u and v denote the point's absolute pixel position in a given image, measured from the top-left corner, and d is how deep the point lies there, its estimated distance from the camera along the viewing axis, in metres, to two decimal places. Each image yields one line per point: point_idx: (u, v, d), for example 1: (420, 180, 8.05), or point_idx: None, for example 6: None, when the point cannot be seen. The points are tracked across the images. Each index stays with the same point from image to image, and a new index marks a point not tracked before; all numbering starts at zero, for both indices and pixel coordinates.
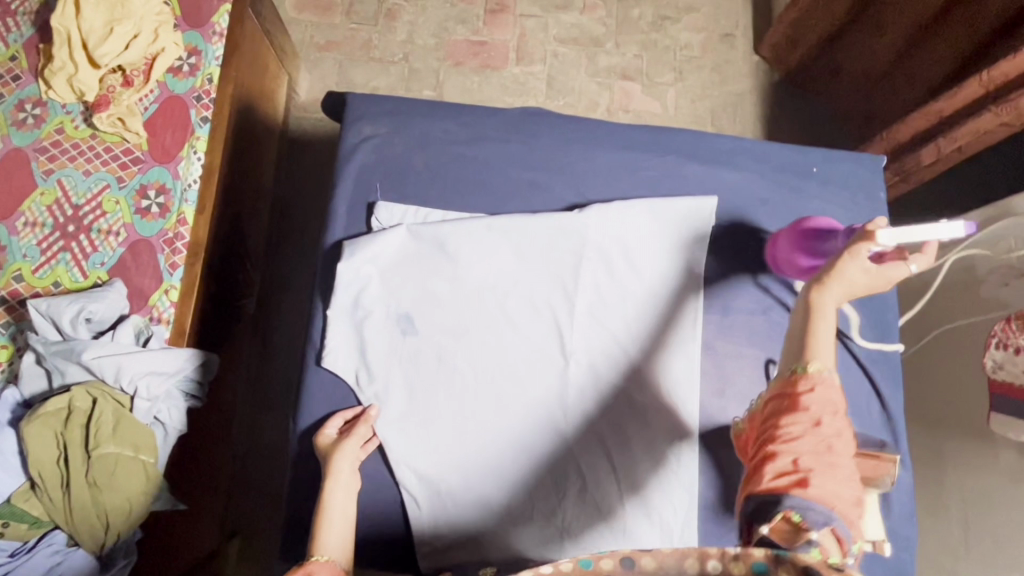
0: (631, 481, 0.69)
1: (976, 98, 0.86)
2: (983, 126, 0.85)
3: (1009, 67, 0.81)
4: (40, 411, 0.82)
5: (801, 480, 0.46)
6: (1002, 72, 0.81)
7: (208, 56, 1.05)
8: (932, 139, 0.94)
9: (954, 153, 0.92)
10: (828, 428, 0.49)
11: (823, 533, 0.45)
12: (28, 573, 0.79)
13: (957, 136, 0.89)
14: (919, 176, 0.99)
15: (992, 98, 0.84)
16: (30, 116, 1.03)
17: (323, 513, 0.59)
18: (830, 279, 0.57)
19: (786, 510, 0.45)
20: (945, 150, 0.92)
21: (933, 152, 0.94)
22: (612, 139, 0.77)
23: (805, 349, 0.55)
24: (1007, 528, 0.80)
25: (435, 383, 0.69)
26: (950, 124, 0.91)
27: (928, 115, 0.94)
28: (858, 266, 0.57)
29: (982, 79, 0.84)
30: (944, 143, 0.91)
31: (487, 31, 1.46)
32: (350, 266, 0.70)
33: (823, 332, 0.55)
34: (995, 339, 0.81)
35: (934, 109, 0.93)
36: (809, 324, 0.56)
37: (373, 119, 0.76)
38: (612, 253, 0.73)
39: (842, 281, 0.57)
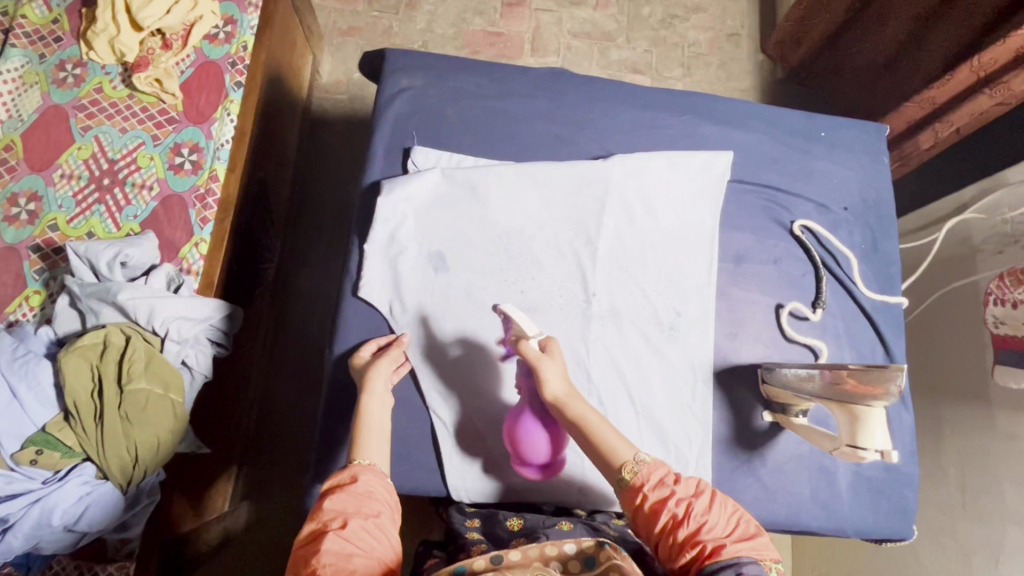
0: (649, 414, 0.73)
1: (968, 83, 0.90)
2: (978, 108, 0.90)
3: (998, 52, 0.85)
4: (76, 343, 0.85)
5: (714, 550, 0.49)
6: (993, 56, 0.86)
7: (244, 25, 1.10)
8: (929, 124, 0.99)
9: (952, 135, 0.96)
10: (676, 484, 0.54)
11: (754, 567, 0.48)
12: (61, 500, 0.81)
13: (953, 119, 0.94)
14: (919, 160, 1.04)
15: (984, 83, 0.88)
16: (70, 75, 1.05)
17: (362, 420, 0.63)
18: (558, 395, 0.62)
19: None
20: (942, 133, 0.97)
21: (930, 137, 0.99)
22: (633, 100, 0.82)
23: (609, 456, 0.57)
24: (1002, 478, 0.84)
25: (464, 316, 0.73)
26: (945, 109, 0.96)
27: (923, 103, 0.97)
28: (546, 357, 0.64)
29: (974, 65, 0.88)
30: (942, 127, 0.96)
31: (503, 24, 1.52)
32: (388, 204, 0.74)
33: (597, 427, 0.59)
34: (991, 297, 0.87)
35: (927, 97, 0.97)
36: (591, 452, 0.59)
37: (409, 73, 0.80)
38: (633, 201, 0.77)
39: (559, 389, 0.62)
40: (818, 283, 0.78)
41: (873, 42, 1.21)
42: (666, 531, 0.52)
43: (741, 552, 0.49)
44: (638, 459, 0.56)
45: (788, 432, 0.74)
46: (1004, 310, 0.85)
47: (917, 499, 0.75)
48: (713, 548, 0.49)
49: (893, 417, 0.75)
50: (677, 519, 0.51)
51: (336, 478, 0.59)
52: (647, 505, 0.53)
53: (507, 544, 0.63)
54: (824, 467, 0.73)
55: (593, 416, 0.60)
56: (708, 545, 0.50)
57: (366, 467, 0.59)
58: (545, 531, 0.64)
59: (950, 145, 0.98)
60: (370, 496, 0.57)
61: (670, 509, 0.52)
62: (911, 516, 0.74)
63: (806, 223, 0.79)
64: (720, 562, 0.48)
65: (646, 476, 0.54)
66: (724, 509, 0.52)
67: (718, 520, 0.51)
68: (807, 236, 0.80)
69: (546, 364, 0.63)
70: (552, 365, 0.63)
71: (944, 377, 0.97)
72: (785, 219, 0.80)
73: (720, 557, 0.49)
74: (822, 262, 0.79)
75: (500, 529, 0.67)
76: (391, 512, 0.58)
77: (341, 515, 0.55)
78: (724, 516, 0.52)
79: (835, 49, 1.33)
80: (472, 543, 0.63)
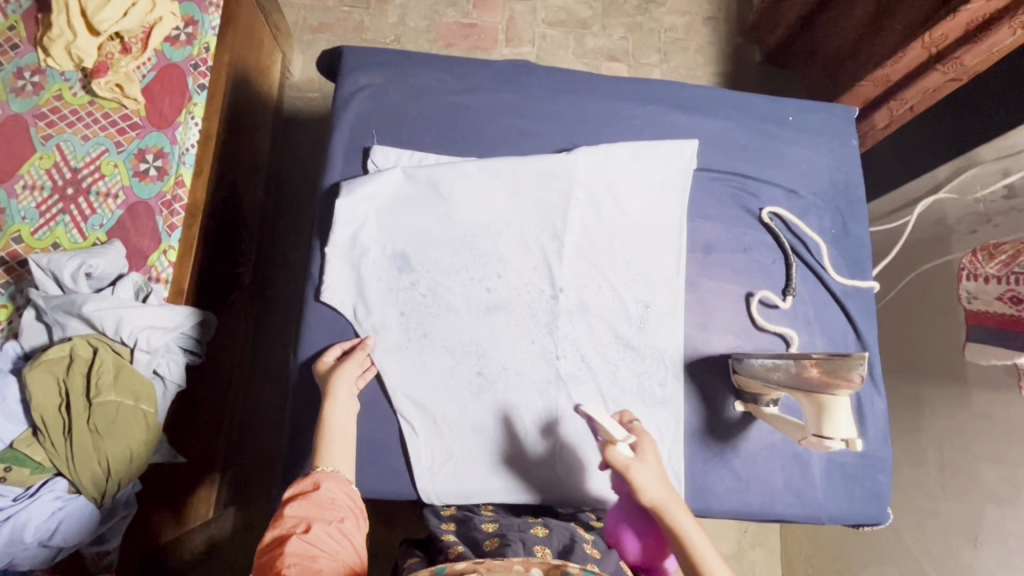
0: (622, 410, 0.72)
1: (921, 59, 0.93)
2: (931, 84, 0.93)
3: (946, 28, 0.86)
4: (41, 358, 0.83)
5: None
6: (944, 32, 0.87)
7: (205, 26, 1.07)
8: (884, 102, 1.02)
9: (907, 111, 1.00)
10: None
11: None
12: (32, 516, 0.80)
13: (908, 97, 0.98)
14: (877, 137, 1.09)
15: (935, 58, 0.91)
16: (28, 83, 1.03)
17: (325, 427, 0.64)
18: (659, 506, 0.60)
19: None
20: (897, 110, 1.01)
21: (886, 115, 1.03)
22: (598, 90, 0.81)
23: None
24: (978, 456, 0.84)
25: (430, 316, 0.72)
26: (899, 86, 0.99)
27: (879, 81, 1.02)
28: (639, 463, 0.62)
29: (924, 42, 0.90)
30: (897, 105, 1.00)
31: (477, 15, 1.49)
32: (347, 205, 0.73)
33: (696, 547, 0.57)
34: (964, 272, 0.82)
35: (882, 74, 1.00)
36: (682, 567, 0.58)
37: (368, 70, 0.79)
38: (599, 193, 0.76)
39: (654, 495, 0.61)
40: (788, 270, 0.77)
41: (842, 25, 1.19)
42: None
43: None
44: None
45: (761, 422, 0.73)
46: (977, 284, 0.80)
47: (892, 483, 0.74)
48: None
49: (865, 402, 0.75)
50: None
51: (299, 486, 0.58)
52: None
53: (481, 547, 0.63)
54: (797, 456, 0.73)
55: (694, 532, 0.59)
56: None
57: (329, 474, 0.59)
58: (519, 534, 0.64)
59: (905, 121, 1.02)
60: (332, 503, 0.57)
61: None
62: (886, 500, 0.74)
63: (775, 210, 0.78)
64: None
65: None
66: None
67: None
68: (776, 222, 0.79)
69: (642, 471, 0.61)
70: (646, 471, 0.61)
71: (919, 358, 0.97)
72: (754, 207, 0.79)
73: None
74: (792, 248, 0.78)
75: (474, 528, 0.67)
76: (356, 518, 0.57)
77: (304, 521, 0.54)
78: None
79: (811, 32, 1.31)
80: (449, 544, 0.63)
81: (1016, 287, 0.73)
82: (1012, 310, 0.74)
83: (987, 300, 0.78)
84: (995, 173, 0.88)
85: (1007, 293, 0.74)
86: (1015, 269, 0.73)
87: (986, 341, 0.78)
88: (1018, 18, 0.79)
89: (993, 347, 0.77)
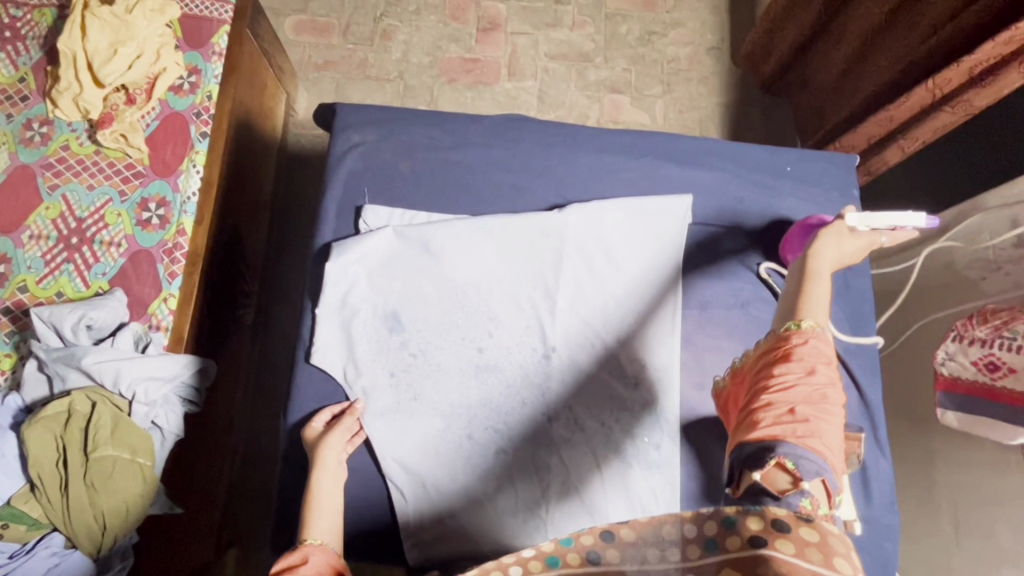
0: (618, 474, 0.70)
1: (926, 101, 0.90)
2: (942, 124, 0.90)
3: (952, 73, 0.84)
4: (40, 415, 0.84)
5: (795, 431, 0.47)
6: (947, 77, 0.85)
7: (207, 75, 1.08)
8: (892, 139, 0.99)
9: (917, 147, 0.96)
10: (822, 382, 0.49)
11: (814, 480, 0.46)
12: (26, 574, 0.81)
13: (918, 135, 0.94)
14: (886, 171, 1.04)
15: (943, 100, 0.88)
16: (36, 134, 1.05)
17: (313, 498, 0.62)
18: (817, 257, 0.61)
19: (784, 456, 0.46)
20: (908, 148, 0.97)
21: (896, 153, 0.99)
22: (591, 143, 0.80)
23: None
24: (994, 515, 0.80)
25: (420, 377, 0.71)
26: (906, 125, 0.96)
27: (881, 122, 0.98)
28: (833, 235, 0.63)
29: (929, 86, 0.88)
30: (908, 143, 0.96)
31: (479, 49, 1.50)
32: (338, 266, 0.73)
33: (817, 289, 0.58)
34: (953, 333, 0.78)
35: (885, 116, 0.97)
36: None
37: (361, 128, 0.79)
38: (592, 250, 0.75)
39: (826, 249, 0.62)
40: None
41: (830, 57, 1.18)
42: (761, 386, 0.51)
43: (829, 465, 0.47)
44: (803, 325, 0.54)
45: None
46: (961, 346, 0.76)
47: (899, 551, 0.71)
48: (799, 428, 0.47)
49: (870, 466, 0.73)
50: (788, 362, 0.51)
51: (286, 560, 0.54)
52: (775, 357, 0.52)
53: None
54: None
55: (820, 283, 0.58)
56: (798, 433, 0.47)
57: (317, 547, 0.56)
58: None
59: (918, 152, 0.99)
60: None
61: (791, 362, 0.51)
62: (894, 569, 0.71)
63: (773, 266, 0.76)
64: (792, 444, 0.46)
65: (814, 336, 0.52)
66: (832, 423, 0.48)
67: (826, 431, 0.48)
68: (774, 278, 0.77)
69: (829, 236, 0.63)
70: (828, 245, 0.62)
71: (930, 408, 0.94)
72: (753, 262, 0.78)
73: (796, 442, 0.46)
74: None
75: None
76: None
77: None
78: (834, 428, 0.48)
79: (803, 61, 1.29)
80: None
81: (997, 352, 0.70)
82: (993, 379, 0.70)
83: (965, 364, 0.75)
84: (1003, 222, 0.85)
85: (988, 359, 0.71)
86: (1003, 335, 0.69)
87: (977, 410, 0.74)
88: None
89: (987, 418, 0.73)
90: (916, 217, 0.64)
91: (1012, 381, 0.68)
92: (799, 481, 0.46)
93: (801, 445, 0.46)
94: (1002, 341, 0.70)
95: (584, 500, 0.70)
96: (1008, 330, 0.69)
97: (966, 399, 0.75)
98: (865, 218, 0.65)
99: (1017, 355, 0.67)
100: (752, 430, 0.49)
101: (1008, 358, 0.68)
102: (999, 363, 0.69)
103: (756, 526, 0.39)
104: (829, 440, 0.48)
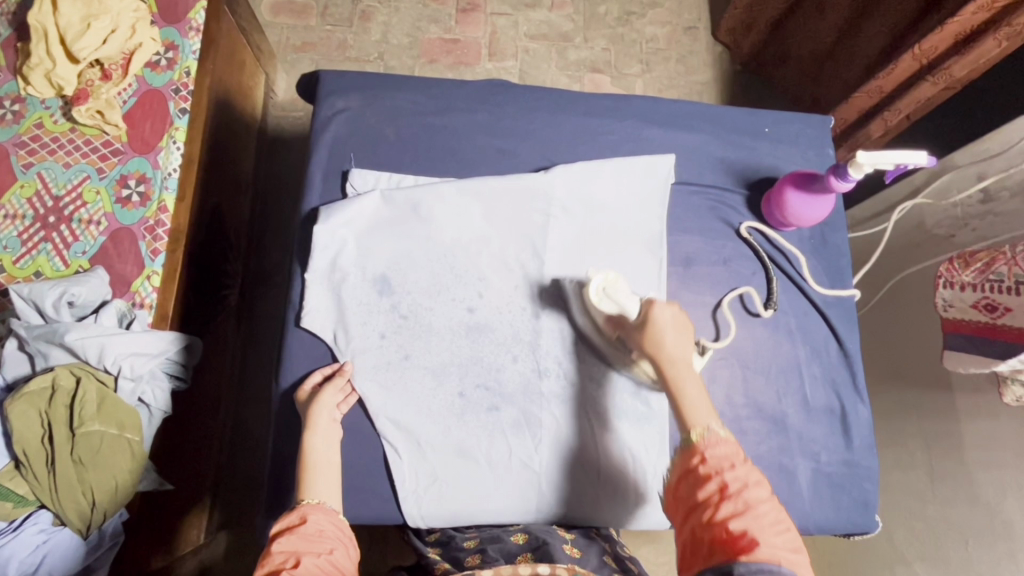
0: (600, 415, 0.72)
1: (912, 70, 0.94)
2: (924, 95, 0.94)
3: (937, 40, 0.88)
4: (23, 390, 0.81)
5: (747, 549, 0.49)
6: (933, 45, 0.88)
7: (185, 51, 1.04)
8: (878, 113, 1.03)
9: (902, 121, 1.01)
10: (737, 484, 0.53)
11: None
12: (16, 551, 0.79)
13: (901, 107, 0.98)
14: (871, 147, 1.08)
15: (928, 69, 0.91)
16: (8, 111, 0.99)
17: (308, 459, 0.63)
18: (662, 351, 0.63)
19: None
20: (892, 120, 1.01)
21: (881, 126, 1.03)
22: (574, 107, 0.82)
23: (687, 415, 0.59)
24: (967, 459, 0.84)
25: (410, 339, 0.72)
26: (892, 97, 1.00)
27: (871, 93, 1.02)
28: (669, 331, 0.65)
29: (915, 54, 0.91)
30: (892, 116, 1.00)
31: (459, 30, 1.49)
32: (326, 230, 0.73)
33: (688, 388, 0.61)
34: (940, 280, 0.81)
35: (874, 87, 1.01)
36: (674, 333, 0.64)
37: (345, 94, 0.79)
38: (577, 210, 0.77)
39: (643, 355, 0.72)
40: (770, 284, 0.77)
41: (817, 30, 1.24)
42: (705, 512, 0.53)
43: (785, 571, 0.48)
44: (710, 428, 0.57)
45: (746, 432, 0.73)
46: (953, 292, 0.79)
47: (878, 490, 0.74)
48: (756, 549, 0.49)
49: (849, 411, 0.76)
50: (730, 491, 0.53)
51: (286, 519, 0.56)
52: (711, 483, 0.54)
53: (463, 564, 0.65)
54: (783, 467, 0.73)
55: (685, 379, 0.62)
56: (746, 529, 0.50)
57: (315, 507, 0.58)
58: (498, 546, 0.67)
59: (899, 132, 1.03)
60: (321, 535, 0.55)
61: (731, 478, 0.54)
62: (873, 508, 0.74)
63: (754, 225, 0.79)
64: (746, 566, 0.48)
65: (715, 441, 0.56)
66: (794, 545, 0.51)
67: (769, 514, 0.52)
68: (755, 237, 0.79)
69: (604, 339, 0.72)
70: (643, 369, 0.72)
71: (904, 363, 0.97)
72: (733, 221, 0.80)
73: (747, 561, 0.48)
74: (770, 257, 0.79)
75: None
76: (347, 548, 0.56)
77: (293, 556, 0.53)
78: (787, 539, 0.51)
79: (784, 34, 1.34)
80: (433, 562, 0.66)
81: (992, 294, 0.73)
82: (985, 317, 0.74)
83: (961, 307, 0.77)
84: (969, 177, 0.90)
85: (983, 301, 0.74)
86: (991, 277, 0.74)
87: (967, 348, 0.76)
88: (1003, 30, 0.80)
89: (972, 354, 0.75)
90: (920, 156, 0.66)
91: (1009, 320, 0.71)
92: None
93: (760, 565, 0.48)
94: (992, 284, 0.74)
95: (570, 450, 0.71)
96: (994, 272, 0.73)
97: (958, 337, 0.77)
98: (873, 157, 0.65)
99: (1012, 295, 0.71)
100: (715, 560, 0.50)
101: (1002, 299, 0.72)
102: (996, 304, 0.73)
103: None
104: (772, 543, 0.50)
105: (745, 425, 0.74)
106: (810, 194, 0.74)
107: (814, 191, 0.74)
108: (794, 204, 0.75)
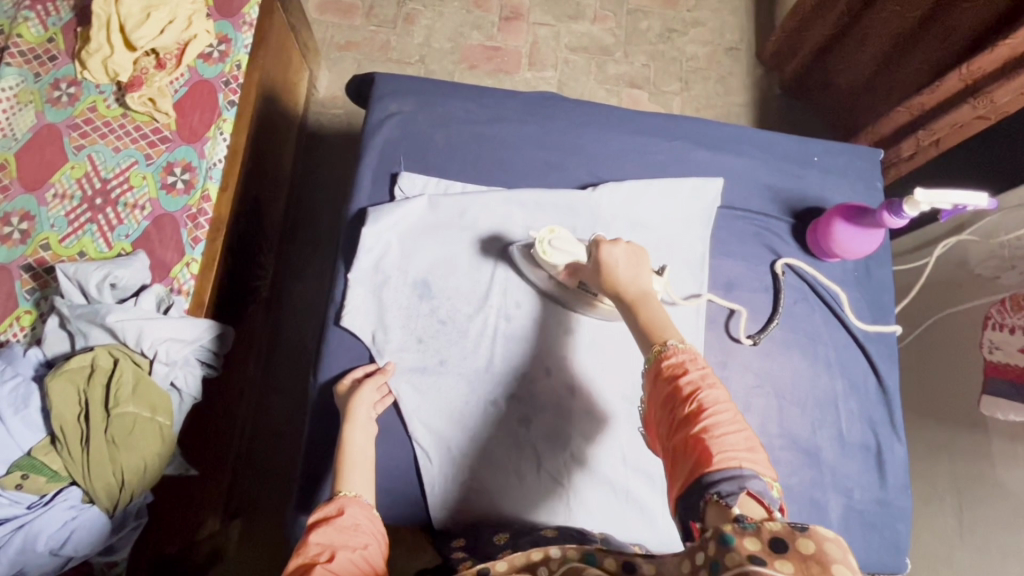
0: (625, 415, 0.73)
1: (957, 90, 0.92)
2: (961, 118, 0.92)
3: (986, 61, 0.86)
4: (63, 367, 0.83)
5: (710, 452, 0.48)
6: (981, 66, 0.87)
7: (238, 45, 1.05)
8: (913, 132, 1.02)
9: (932, 145, 0.99)
10: (697, 385, 0.52)
11: (741, 496, 0.45)
12: (46, 525, 0.80)
13: (936, 129, 0.97)
14: (900, 168, 1.07)
15: (971, 91, 0.90)
16: (64, 94, 1.00)
17: (345, 451, 0.63)
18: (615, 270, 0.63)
19: (710, 490, 0.46)
20: (923, 142, 1.00)
21: (913, 145, 1.02)
22: (624, 124, 0.82)
23: (652, 332, 0.58)
24: (1001, 506, 0.82)
25: (445, 344, 0.72)
26: (930, 117, 0.99)
27: (912, 109, 1.01)
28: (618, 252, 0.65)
29: (962, 73, 0.90)
30: (924, 136, 0.99)
31: (501, 38, 1.50)
32: (372, 232, 0.74)
33: (650, 312, 0.60)
34: (990, 322, 0.83)
35: (915, 103, 1.00)
36: (628, 266, 0.64)
37: (397, 98, 0.80)
38: (622, 226, 0.77)
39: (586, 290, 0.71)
40: (777, 304, 0.77)
41: (858, 59, 1.23)
42: (673, 421, 0.51)
43: (747, 472, 0.46)
44: (670, 343, 0.56)
45: (779, 462, 0.73)
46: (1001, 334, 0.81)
47: (910, 532, 0.73)
48: (715, 449, 0.48)
49: (884, 449, 0.75)
50: (688, 396, 0.51)
51: (322, 510, 0.57)
52: (670, 395, 0.52)
53: (495, 557, 0.62)
54: (815, 501, 0.72)
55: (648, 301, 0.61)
56: (708, 436, 0.49)
57: (352, 499, 0.58)
58: (530, 539, 0.64)
59: (929, 156, 1.01)
60: (356, 529, 0.55)
61: (687, 384, 0.52)
62: (904, 550, 0.73)
63: (789, 262, 0.78)
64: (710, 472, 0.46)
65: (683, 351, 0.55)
66: (750, 444, 0.49)
67: (731, 419, 0.50)
68: (788, 275, 0.79)
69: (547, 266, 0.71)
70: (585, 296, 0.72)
71: (939, 404, 0.96)
72: (778, 248, 0.79)
73: (710, 468, 0.47)
74: (813, 288, 0.78)
75: (486, 545, 0.65)
76: (380, 543, 0.56)
77: (328, 549, 0.52)
78: (745, 437, 0.49)
79: (825, 63, 1.32)
80: (460, 561, 0.63)
81: None
82: None
83: (1008, 352, 0.79)
84: (1018, 220, 0.88)
85: None
86: None
87: (1008, 395, 0.78)
88: None
89: (1011, 401, 0.78)
90: (979, 197, 0.65)
91: None
92: (728, 510, 0.44)
93: (737, 467, 0.47)
94: None
95: (589, 461, 0.71)
96: None
97: (998, 384, 0.80)
98: (932, 197, 0.65)
99: None
100: (685, 464, 0.49)
101: None
102: None
103: (754, 546, 0.40)
104: (737, 449, 0.48)
105: (778, 455, 0.73)
106: (857, 228, 0.74)
107: (860, 225, 0.74)
108: (839, 237, 0.75)
